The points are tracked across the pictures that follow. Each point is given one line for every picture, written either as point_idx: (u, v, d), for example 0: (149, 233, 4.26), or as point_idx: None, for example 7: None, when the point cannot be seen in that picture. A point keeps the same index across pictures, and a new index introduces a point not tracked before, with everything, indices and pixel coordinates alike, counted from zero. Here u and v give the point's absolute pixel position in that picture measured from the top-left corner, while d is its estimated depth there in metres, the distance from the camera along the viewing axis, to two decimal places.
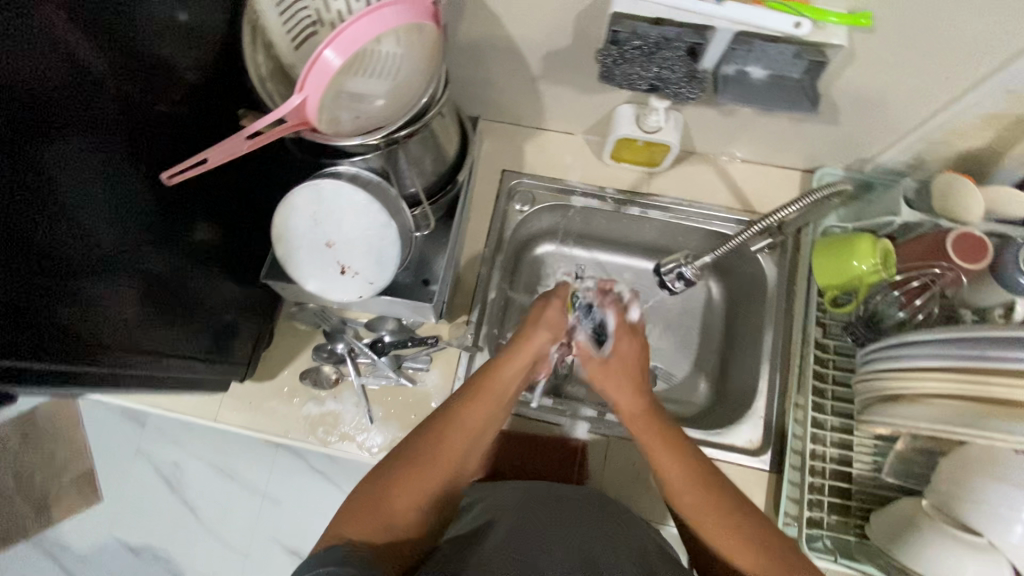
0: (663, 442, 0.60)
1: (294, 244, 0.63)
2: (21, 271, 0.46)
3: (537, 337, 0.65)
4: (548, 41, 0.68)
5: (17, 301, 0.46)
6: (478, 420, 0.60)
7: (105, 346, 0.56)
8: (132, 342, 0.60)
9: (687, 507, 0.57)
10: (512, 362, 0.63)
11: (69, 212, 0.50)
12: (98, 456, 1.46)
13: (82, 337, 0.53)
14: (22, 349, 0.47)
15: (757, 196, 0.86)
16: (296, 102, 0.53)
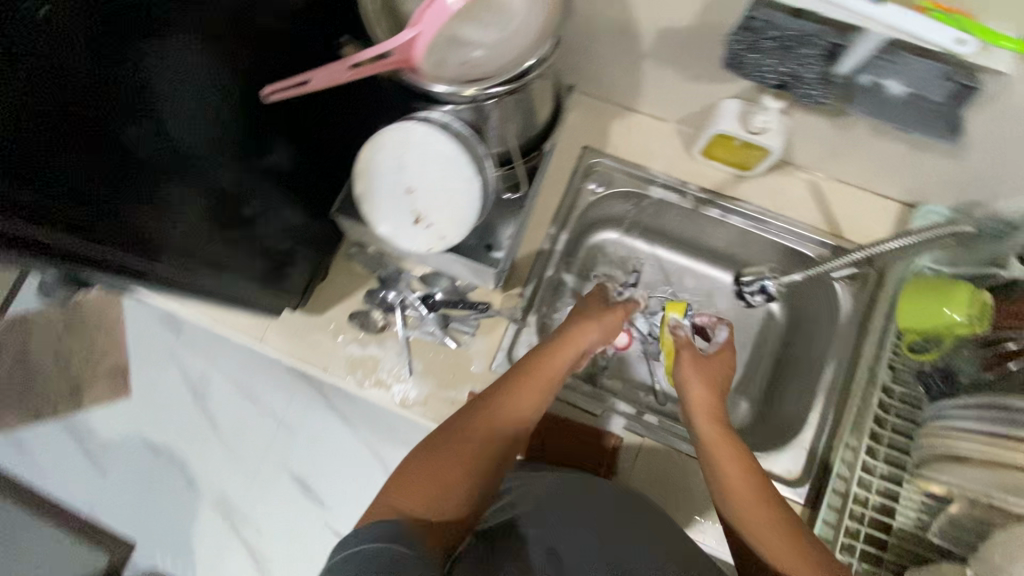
0: (729, 444, 0.63)
1: (375, 182, 0.63)
2: (92, 147, 0.45)
3: (588, 331, 0.72)
4: (668, 15, 0.64)
5: (82, 177, 0.45)
6: (524, 399, 0.64)
7: (165, 246, 0.55)
8: (192, 249, 0.59)
9: (742, 510, 0.59)
10: (562, 352, 0.69)
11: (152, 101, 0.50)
12: (133, 353, 1.52)
13: (145, 231, 0.52)
14: (82, 227, 0.46)
15: (847, 221, 0.81)
16: (408, 36, 0.52)
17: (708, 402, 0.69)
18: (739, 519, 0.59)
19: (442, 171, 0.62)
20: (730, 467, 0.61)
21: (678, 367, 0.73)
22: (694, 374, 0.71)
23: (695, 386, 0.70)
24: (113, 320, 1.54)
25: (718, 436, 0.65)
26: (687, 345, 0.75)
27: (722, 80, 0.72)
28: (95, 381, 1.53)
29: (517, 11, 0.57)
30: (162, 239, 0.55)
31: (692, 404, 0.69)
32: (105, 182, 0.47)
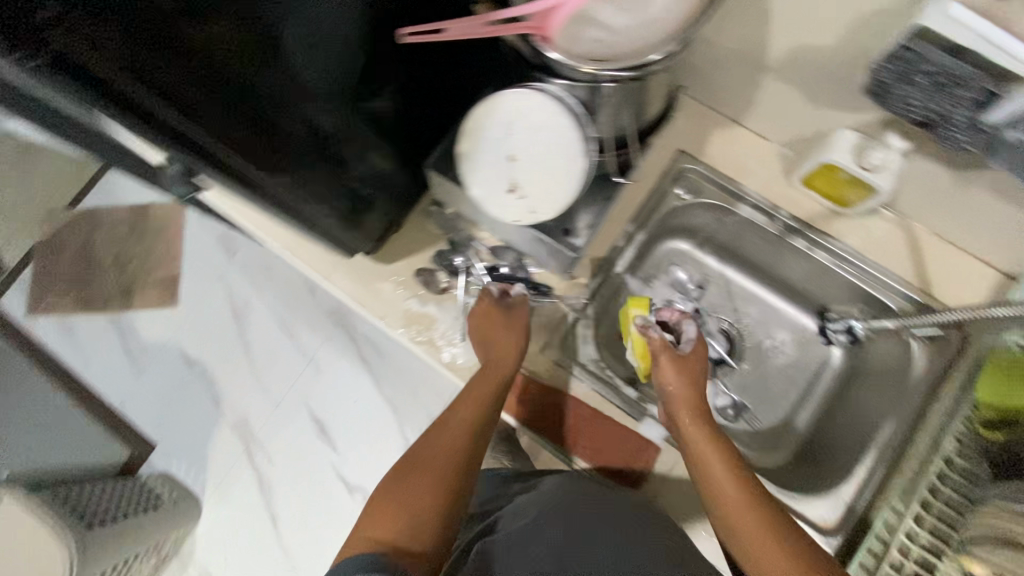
0: (715, 448, 0.67)
1: (480, 143, 0.64)
2: (228, 58, 0.48)
3: (506, 338, 0.77)
4: (807, 31, 0.62)
5: (212, 82, 0.49)
6: (463, 419, 0.71)
7: (269, 159, 0.59)
8: (291, 171, 0.62)
9: (730, 514, 0.63)
10: (494, 355, 0.75)
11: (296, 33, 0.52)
12: (187, 268, 1.60)
13: (253, 141, 0.56)
14: (199, 120, 0.51)
15: (939, 279, 0.77)
16: (547, 6, 0.52)
17: (688, 402, 0.72)
18: (729, 525, 0.63)
19: (548, 148, 0.63)
20: (717, 468, 0.66)
21: (658, 372, 0.75)
22: (673, 378, 0.74)
23: (675, 392, 0.73)
24: (176, 233, 1.63)
25: (705, 439, 0.68)
26: (665, 349, 0.76)
27: (844, 108, 0.69)
28: (148, 286, 1.60)
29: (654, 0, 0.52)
30: (242, 142, 0.55)
31: (676, 410, 0.72)
32: (207, 69, 0.48)
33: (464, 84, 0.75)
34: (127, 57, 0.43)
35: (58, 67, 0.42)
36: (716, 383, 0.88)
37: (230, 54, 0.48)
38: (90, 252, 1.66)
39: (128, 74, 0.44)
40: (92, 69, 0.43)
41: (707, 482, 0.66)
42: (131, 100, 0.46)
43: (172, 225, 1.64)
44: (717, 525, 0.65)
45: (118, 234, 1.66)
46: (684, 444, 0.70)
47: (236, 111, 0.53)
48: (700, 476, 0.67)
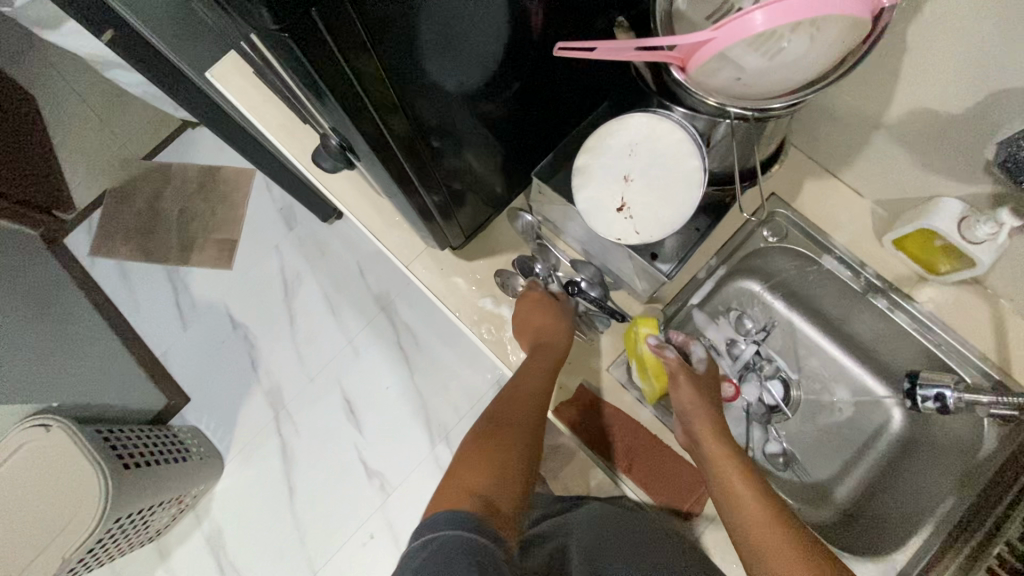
0: (734, 468, 0.66)
1: (598, 160, 0.67)
2: (405, 39, 0.50)
3: (554, 319, 0.79)
4: (933, 97, 0.63)
5: (388, 56, 0.51)
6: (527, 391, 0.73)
7: (399, 140, 0.60)
8: (410, 156, 0.63)
9: (753, 532, 0.61)
10: (546, 330, 0.77)
11: (458, 32, 0.55)
12: (247, 233, 1.66)
13: (394, 121, 0.57)
14: (368, 91, 0.52)
15: (1021, 362, 0.76)
16: (700, 39, 0.52)
17: (707, 422, 0.70)
18: (752, 542, 0.61)
19: (664, 173, 0.65)
20: (739, 484, 0.65)
21: (679, 394, 0.72)
22: (692, 396, 0.71)
23: (695, 415, 0.70)
24: (243, 198, 1.69)
25: (725, 459, 0.67)
26: (683, 369, 0.73)
27: (954, 177, 0.69)
28: (207, 246, 1.66)
29: (804, 52, 0.53)
30: (389, 114, 0.56)
31: (697, 432, 0.70)
32: (393, 38, 0.49)
33: (575, 99, 0.77)
34: (346, 20, 0.44)
35: (288, 23, 0.42)
36: (770, 428, 0.87)
37: (405, 38, 0.50)
38: (158, 205, 1.72)
39: (336, 33, 0.45)
40: (315, 25, 0.43)
41: (730, 501, 0.64)
42: (327, 61, 0.46)
43: (239, 190, 1.70)
44: (740, 547, 0.62)
45: (186, 191, 1.73)
46: (706, 464, 0.68)
47: (394, 88, 0.54)
48: (724, 496, 0.65)
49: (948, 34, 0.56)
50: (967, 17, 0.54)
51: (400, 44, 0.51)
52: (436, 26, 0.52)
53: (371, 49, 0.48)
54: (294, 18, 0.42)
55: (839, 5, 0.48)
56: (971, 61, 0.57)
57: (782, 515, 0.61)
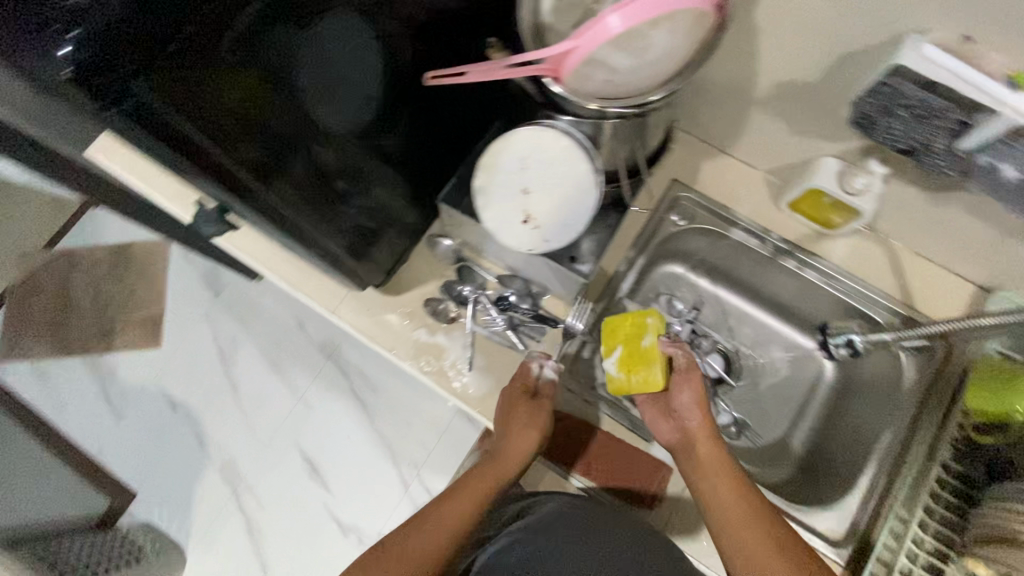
0: (727, 468, 0.68)
1: (495, 177, 0.67)
2: (254, 96, 0.51)
3: (521, 436, 0.75)
4: (792, 69, 0.68)
5: (240, 115, 0.51)
6: (456, 507, 0.71)
7: (282, 188, 0.60)
8: (300, 203, 0.63)
9: (739, 530, 0.63)
10: (516, 439, 0.75)
11: (316, 83, 0.54)
12: (171, 307, 1.57)
13: (267, 172, 0.58)
14: (229, 150, 0.53)
15: (921, 294, 0.82)
16: (565, 47, 0.54)
17: (704, 423, 0.71)
18: (738, 540, 0.63)
19: (560, 181, 0.66)
20: (725, 485, 0.66)
21: (687, 389, 0.72)
22: (698, 394, 0.72)
23: (695, 412, 0.71)
24: (160, 272, 1.60)
25: (715, 460, 0.68)
26: (694, 368, 0.73)
27: (828, 138, 0.74)
28: (129, 328, 1.56)
29: (665, 46, 0.55)
30: (258, 165, 0.56)
31: (693, 431, 0.71)
32: (241, 95, 0.50)
33: (467, 119, 0.78)
34: (175, 87, 0.45)
35: (111, 102, 0.44)
36: (718, 401, 0.89)
37: (253, 95, 0.50)
38: (69, 294, 1.61)
39: (166, 104, 0.46)
40: (141, 96, 0.45)
41: (718, 500, 0.66)
42: (167, 127, 0.48)
43: (154, 265, 1.61)
44: (720, 541, 0.65)
45: (97, 274, 1.63)
46: (696, 461, 0.69)
47: (259, 142, 0.54)
48: (711, 493, 0.67)
49: (788, 9, 0.61)
50: None
51: (253, 98, 0.51)
52: (292, 76, 0.52)
53: (218, 110, 0.49)
54: (117, 98, 0.44)
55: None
56: (816, 32, 0.61)
57: (767, 517, 0.64)
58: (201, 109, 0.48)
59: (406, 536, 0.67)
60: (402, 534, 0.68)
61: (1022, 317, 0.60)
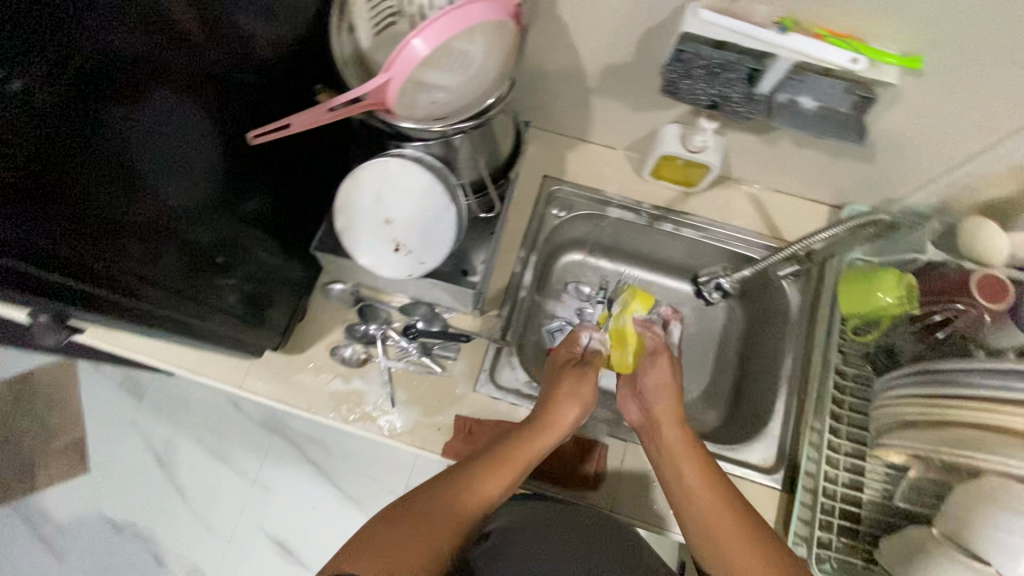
0: (691, 449, 0.68)
1: (355, 216, 0.69)
2: (76, 206, 0.47)
3: (567, 406, 0.73)
4: (609, 54, 0.73)
5: (71, 229, 0.47)
6: (495, 481, 0.65)
7: (148, 286, 0.57)
8: (171, 293, 0.60)
9: (701, 510, 0.64)
10: (565, 405, 0.72)
11: (137, 170, 0.52)
12: (89, 426, 1.46)
13: (124, 279, 0.54)
14: (74, 268, 0.49)
15: (784, 225, 0.90)
16: (380, 81, 0.54)
17: (673, 406, 0.73)
18: (701, 520, 0.63)
19: (416, 203, 0.69)
20: (689, 465, 0.67)
21: (654, 368, 0.78)
22: (666, 375, 0.77)
23: (663, 394, 0.74)
24: (69, 393, 1.50)
25: (680, 441, 0.69)
26: (665, 350, 0.79)
27: (663, 107, 0.81)
28: (48, 461, 1.44)
29: (477, 55, 0.57)
30: (111, 273, 0.53)
31: (659, 413, 0.73)
32: (79, 217, 0.48)
33: (316, 165, 0.80)
34: None
35: None
36: None
37: (76, 205, 0.47)
38: None
39: None
40: None
41: (681, 483, 0.67)
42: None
43: (60, 388, 1.51)
44: (685, 523, 0.65)
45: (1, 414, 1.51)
46: (660, 444, 0.71)
47: (103, 248, 0.51)
48: (673, 475, 0.68)
49: (584, 3, 0.66)
50: None
51: (78, 210, 0.47)
52: (119, 173, 0.50)
53: (43, 233, 0.45)
54: None
55: (479, 10, 0.53)
56: (616, 18, 0.67)
57: (731, 495, 0.64)
58: (23, 240, 0.44)
59: (442, 503, 0.62)
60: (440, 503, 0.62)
61: (865, 217, 0.72)
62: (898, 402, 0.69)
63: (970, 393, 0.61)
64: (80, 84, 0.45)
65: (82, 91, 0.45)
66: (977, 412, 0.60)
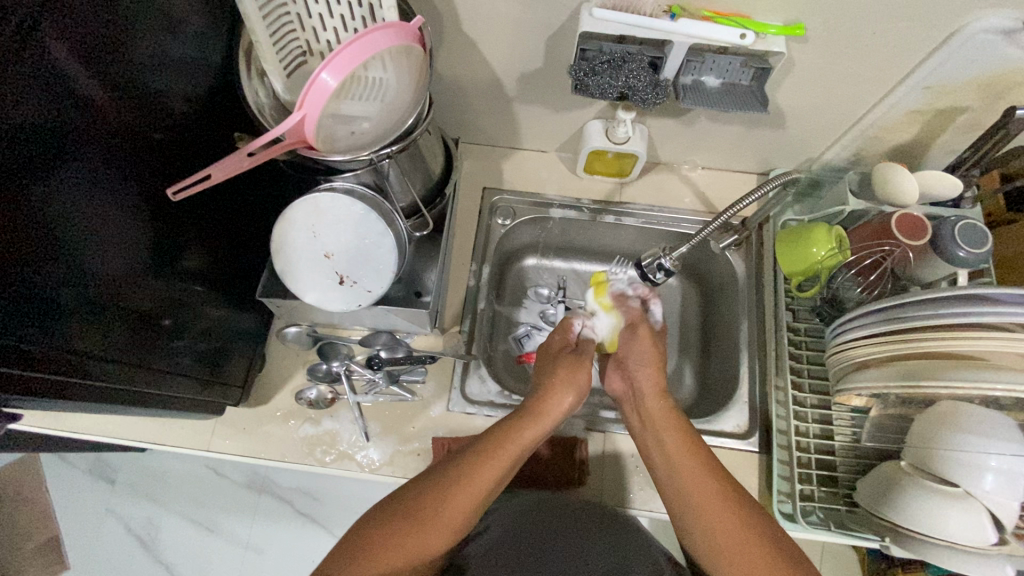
0: (675, 424, 0.69)
1: (294, 255, 0.69)
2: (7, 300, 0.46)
3: (561, 391, 0.71)
4: (522, 63, 0.76)
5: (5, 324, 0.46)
6: (490, 472, 0.62)
7: (94, 361, 0.56)
8: (118, 366, 0.59)
9: (685, 483, 0.64)
10: (560, 389, 0.71)
11: (64, 249, 0.50)
12: (61, 521, 1.39)
13: (64, 360, 0.53)
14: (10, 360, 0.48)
15: (718, 199, 0.94)
16: (295, 119, 0.54)
17: (655, 381, 0.74)
18: (682, 492, 0.64)
19: (353, 233, 0.69)
20: (672, 442, 0.67)
21: (636, 342, 0.79)
22: (647, 347, 0.78)
23: (645, 366, 0.76)
24: (34, 490, 1.42)
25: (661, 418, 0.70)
26: (642, 321, 0.81)
27: (583, 106, 0.83)
28: (23, 565, 1.37)
29: (388, 80, 0.57)
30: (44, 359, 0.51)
31: (641, 386, 0.74)
32: (12, 301, 0.46)
33: (248, 212, 0.79)
34: None
35: None
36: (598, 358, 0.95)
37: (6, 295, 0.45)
38: None
39: None
40: None
41: (666, 454, 0.67)
42: None
43: (24, 486, 1.43)
44: (669, 495, 0.66)
45: None
46: (646, 417, 0.72)
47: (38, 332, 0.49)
48: (659, 449, 0.68)
49: (486, 19, 0.69)
50: (487, 4, 0.67)
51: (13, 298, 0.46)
52: (46, 249, 0.49)
53: None
54: None
55: (384, 38, 0.53)
56: (519, 29, 0.70)
57: (713, 470, 0.64)
58: None
59: (437, 498, 0.60)
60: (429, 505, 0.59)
61: (786, 177, 0.74)
62: (850, 348, 0.71)
63: (932, 323, 0.62)
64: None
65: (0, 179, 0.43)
66: (955, 343, 0.60)
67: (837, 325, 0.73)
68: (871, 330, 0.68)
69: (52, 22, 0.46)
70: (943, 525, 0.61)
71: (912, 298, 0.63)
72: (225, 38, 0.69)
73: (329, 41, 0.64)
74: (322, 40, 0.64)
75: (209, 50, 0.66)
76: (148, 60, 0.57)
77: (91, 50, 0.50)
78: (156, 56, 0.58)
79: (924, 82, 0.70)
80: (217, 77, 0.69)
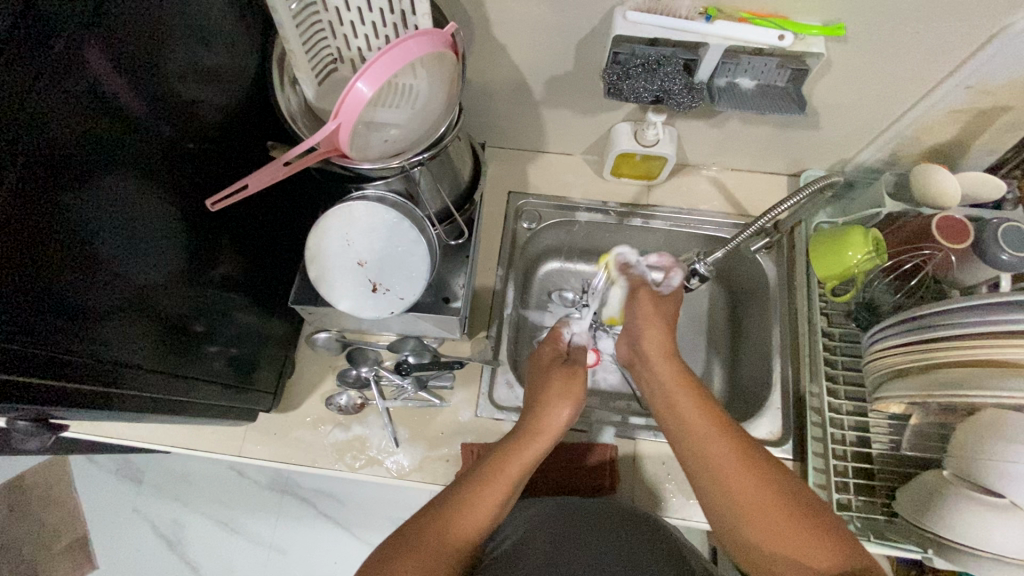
0: (687, 384, 0.66)
1: (327, 262, 0.69)
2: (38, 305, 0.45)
3: (559, 405, 0.70)
4: (550, 67, 0.75)
5: (31, 327, 0.45)
6: (497, 489, 0.61)
7: (127, 371, 0.56)
8: (148, 379, 0.59)
9: (699, 439, 0.60)
10: (558, 397, 0.71)
11: (101, 259, 0.51)
12: (91, 521, 1.42)
13: (97, 368, 0.52)
14: (39, 366, 0.47)
15: (747, 201, 0.93)
16: (330, 129, 0.53)
17: (658, 339, 0.72)
18: (697, 447, 0.60)
19: (384, 242, 0.70)
20: (683, 400, 0.64)
21: (636, 305, 0.76)
22: (649, 306, 0.76)
23: (648, 325, 0.74)
24: (64, 490, 1.45)
25: (672, 373, 0.68)
26: (641, 284, 0.79)
27: (612, 109, 0.82)
28: (55, 562, 1.40)
29: (422, 87, 0.57)
30: (75, 368, 0.50)
31: (646, 347, 0.72)
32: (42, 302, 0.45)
33: (279, 220, 0.80)
34: None
35: None
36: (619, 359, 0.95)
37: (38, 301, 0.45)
38: None
39: None
40: None
41: (677, 416, 0.64)
42: None
43: (54, 486, 1.46)
44: (689, 464, 0.61)
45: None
46: (656, 381, 0.69)
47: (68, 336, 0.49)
48: (675, 416, 0.64)
49: (516, 24, 0.69)
50: (518, 8, 0.66)
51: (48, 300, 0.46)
52: (82, 255, 0.49)
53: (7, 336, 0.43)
54: None
55: (418, 46, 0.52)
56: (549, 33, 0.69)
57: (728, 426, 0.61)
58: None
59: (451, 514, 0.59)
60: (439, 528, 0.57)
61: (821, 182, 0.73)
62: (888, 354, 0.69)
63: (972, 335, 0.60)
64: (40, 181, 0.44)
65: (41, 186, 0.44)
66: (1006, 352, 0.58)
67: (875, 331, 0.72)
68: (909, 343, 0.66)
69: (95, 40, 0.47)
70: (989, 538, 0.59)
71: (955, 308, 0.61)
72: (257, 47, 0.69)
73: (360, 49, 0.64)
74: (353, 47, 0.65)
75: (242, 58, 0.66)
76: (184, 71, 0.58)
77: (129, 63, 0.51)
78: (191, 66, 0.58)
79: (968, 81, 0.67)
80: (249, 86, 0.69)
